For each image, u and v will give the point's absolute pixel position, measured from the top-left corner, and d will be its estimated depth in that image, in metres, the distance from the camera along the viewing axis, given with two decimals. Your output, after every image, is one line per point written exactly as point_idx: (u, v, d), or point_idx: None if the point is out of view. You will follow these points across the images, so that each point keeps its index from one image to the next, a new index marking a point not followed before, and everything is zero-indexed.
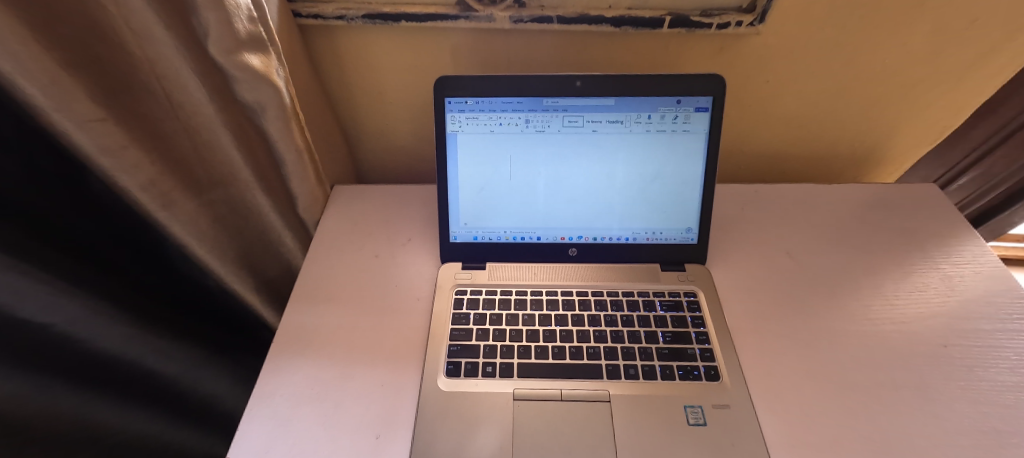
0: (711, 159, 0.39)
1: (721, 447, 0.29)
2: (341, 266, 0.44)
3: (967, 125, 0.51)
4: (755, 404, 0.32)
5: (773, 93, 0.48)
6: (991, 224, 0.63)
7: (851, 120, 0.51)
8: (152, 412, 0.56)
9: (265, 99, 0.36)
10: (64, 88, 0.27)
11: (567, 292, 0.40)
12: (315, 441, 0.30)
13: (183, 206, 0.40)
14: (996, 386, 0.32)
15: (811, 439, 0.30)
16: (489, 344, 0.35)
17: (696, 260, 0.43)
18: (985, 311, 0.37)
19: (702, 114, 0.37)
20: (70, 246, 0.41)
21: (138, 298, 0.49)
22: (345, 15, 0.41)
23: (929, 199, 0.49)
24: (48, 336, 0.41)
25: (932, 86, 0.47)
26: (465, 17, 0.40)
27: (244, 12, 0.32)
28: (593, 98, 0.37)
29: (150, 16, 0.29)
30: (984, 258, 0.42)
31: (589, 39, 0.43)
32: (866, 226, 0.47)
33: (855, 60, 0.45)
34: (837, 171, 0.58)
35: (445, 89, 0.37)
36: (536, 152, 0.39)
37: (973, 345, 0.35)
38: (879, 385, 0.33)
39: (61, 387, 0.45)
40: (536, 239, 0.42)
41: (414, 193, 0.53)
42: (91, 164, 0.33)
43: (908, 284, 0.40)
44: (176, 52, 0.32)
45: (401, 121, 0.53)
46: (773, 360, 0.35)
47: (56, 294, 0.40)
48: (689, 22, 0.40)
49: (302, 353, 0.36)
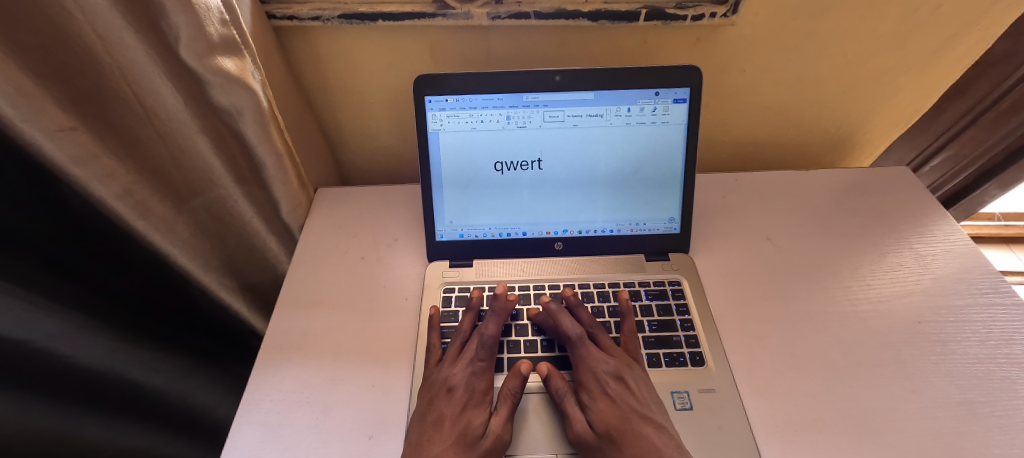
0: (690, 149, 0.39)
1: (708, 431, 0.30)
2: (327, 268, 0.44)
3: (936, 109, 0.52)
4: (740, 387, 0.33)
5: (750, 83, 0.49)
6: (962, 204, 0.65)
7: (825, 107, 0.52)
8: (141, 426, 0.55)
9: (242, 102, 0.35)
10: (32, 99, 0.27)
11: (554, 285, 0.40)
12: (306, 445, 0.30)
13: (161, 214, 0.40)
14: (968, 359, 0.33)
15: (795, 419, 0.30)
16: None
17: (680, 249, 0.43)
18: (956, 288, 0.39)
19: (680, 105, 0.38)
20: (46, 261, 0.40)
21: (119, 309, 0.48)
22: (321, 16, 0.40)
23: (904, 181, 0.50)
24: (27, 353, 0.40)
25: (901, 71, 0.48)
26: (443, 15, 0.40)
27: (215, 15, 0.31)
28: (572, 92, 0.37)
29: (117, 21, 0.28)
30: (955, 237, 0.43)
31: (568, 33, 0.44)
32: (844, 209, 0.48)
33: (827, 47, 0.45)
34: (814, 158, 0.59)
35: (425, 87, 0.37)
36: (519, 148, 0.39)
37: (946, 321, 0.36)
38: (857, 363, 0.34)
39: (45, 404, 0.44)
40: (523, 235, 0.43)
41: (398, 193, 0.52)
42: (62, 174, 0.32)
43: (883, 264, 0.42)
44: (147, 59, 0.32)
45: (383, 122, 0.53)
46: (755, 344, 0.36)
47: (34, 309, 0.39)
48: (664, 14, 0.40)
49: (289, 359, 0.36)
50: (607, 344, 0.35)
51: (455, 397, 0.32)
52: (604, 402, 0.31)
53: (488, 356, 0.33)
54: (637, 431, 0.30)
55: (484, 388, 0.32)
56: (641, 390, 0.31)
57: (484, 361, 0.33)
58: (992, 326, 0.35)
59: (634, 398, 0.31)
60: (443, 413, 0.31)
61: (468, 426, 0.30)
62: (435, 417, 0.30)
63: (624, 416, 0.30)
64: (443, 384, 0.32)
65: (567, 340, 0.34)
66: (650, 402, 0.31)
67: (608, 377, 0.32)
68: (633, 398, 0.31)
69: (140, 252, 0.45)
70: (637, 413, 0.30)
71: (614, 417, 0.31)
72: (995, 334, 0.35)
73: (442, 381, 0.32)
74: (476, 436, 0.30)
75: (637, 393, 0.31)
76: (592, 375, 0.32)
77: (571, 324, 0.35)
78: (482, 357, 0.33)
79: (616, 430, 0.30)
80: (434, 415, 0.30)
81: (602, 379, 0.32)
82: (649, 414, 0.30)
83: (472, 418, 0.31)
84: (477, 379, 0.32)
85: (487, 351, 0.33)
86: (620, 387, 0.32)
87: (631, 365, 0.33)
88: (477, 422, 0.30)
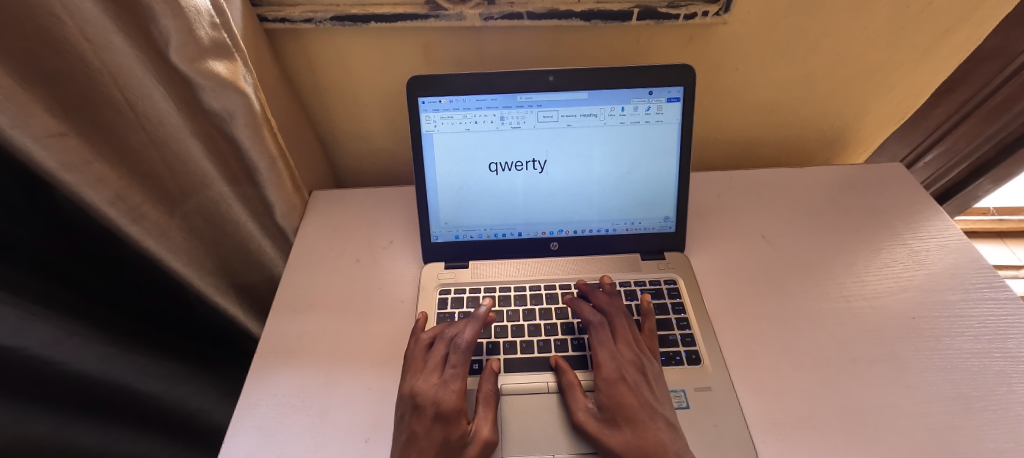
0: (683, 148, 0.39)
1: (704, 429, 0.30)
2: (322, 271, 0.43)
3: (928, 105, 0.53)
4: (736, 385, 0.33)
5: (743, 81, 0.49)
6: (956, 199, 0.65)
7: (818, 105, 0.53)
8: (136, 432, 0.55)
9: (234, 106, 0.35)
10: (21, 104, 0.26)
11: (550, 286, 0.40)
12: (303, 449, 0.30)
13: (154, 219, 0.39)
14: (962, 354, 0.33)
15: (791, 416, 0.31)
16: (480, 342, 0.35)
17: (675, 248, 0.43)
18: (951, 283, 0.39)
19: (674, 104, 0.38)
20: (40, 267, 0.39)
21: (113, 314, 0.48)
22: (313, 18, 0.40)
23: (897, 177, 0.51)
24: (20, 360, 0.40)
25: (893, 68, 0.48)
26: (435, 16, 0.40)
27: (205, 18, 0.31)
28: (566, 92, 0.37)
29: (107, 26, 0.28)
30: (948, 232, 0.43)
31: (561, 33, 0.44)
32: (838, 207, 0.48)
33: (819, 45, 0.46)
34: (809, 155, 0.60)
35: (418, 89, 0.37)
36: (513, 148, 0.39)
37: (940, 315, 0.36)
38: (853, 359, 0.34)
39: (39, 411, 0.43)
40: (518, 235, 0.43)
41: (393, 194, 0.52)
42: (53, 180, 0.32)
43: (878, 260, 0.42)
44: (138, 63, 0.31)
45: (377, 124, 0.52)
46: (751, 342, 0.36)
47: (27, 316, 0.38)
48: (656, 14, 0.40)
49: (284, 363, 0.35)
50: (635, 336, 0.35)
51: (424, 412, 0.30)
52: (619, 387, 0.31)
53: (461, 362, 0.32)
54: (647, 422, 0.29)
55: (456, 397, 0.31)
56: (657, 386, 0.31)
57: (455, 368, 0.32)
58: (985, 321, 0.36)
59: (650, 391, 0.31)
60: (415, 431, 0.29)
61: (446, 438, 0.29)
62: (408, 435, 0.29)
63: (637, 405, 0.30)
64: (410, 399, 0.30)
65: (588, 326, 0.35)
66: (664, 401, 0.30)
67: (629, 367, 0.32)
68: (648, 391, 0.31)
69: (135, 257, 0.45)
70: (650, 405, 0.30)
71: (627, 405, 0.30)
72: (988, 329, 0.35)
73: (409, 396, 0.31)
74: (460, 444, 0.29)
75: (653, 387, 0.31)
76: (612, 359, 0.32)
77: (593, 311, 0.36)
78: (454, 364, 0.32)
79: (626, 416, 0.29)
80: (407, 433, 0.29)
81: (621, 366, 0.32)
82: (661, 409, 0.30)
83: (447, 431, 0.29)
84: (447, 389, 0.31)
85: (460, 356, 0.33)
86: (637, 376, 0.31)
87: (651, 361, 0.33)
88: (455, 433, 0.29)
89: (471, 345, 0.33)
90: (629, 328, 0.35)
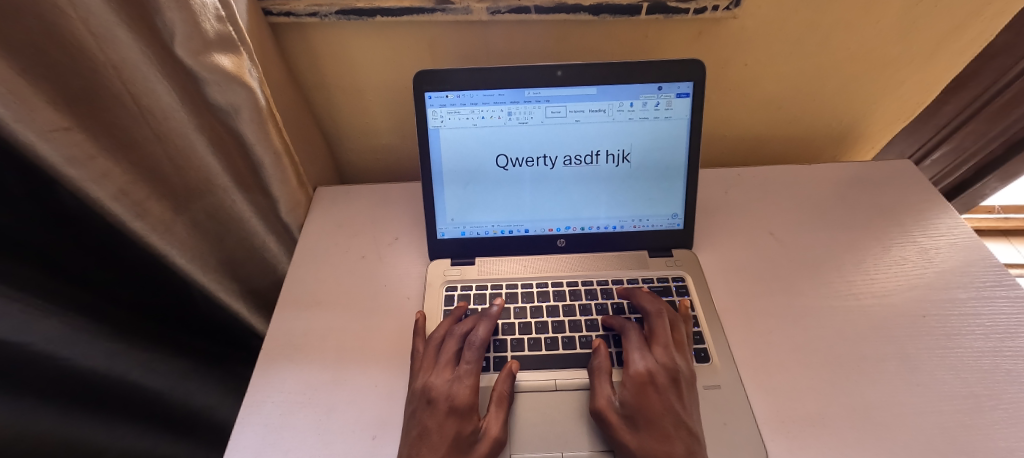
0: (693, 143, 0.39)
1: (715, 428, 0.30)
2: (328, 267, 0.43)
3: (938, 102, 0.52)
4: (745, 384, 0.32)
5: (752, 78, 0.49)
6: (965, 197, 0.65)
7: (827, 101, 0.52)
8: (142, 430, 0.54)
9: (239, 100, 0.35)
10: (23, 97, 0.26)
11: (558, 283, 0.40)
12: (309, 448, 0.29)
13: (159, 214, 0.39)
14: (973, 352, 0.33)
15: (800, 414, 0.30)
16: (504, 349, 0.35)
17: (683, 245, 0.43)
18: (960, 281, 0.38)
19: (683, 99, 0.38)
20: (44, 263, 0.39)
21: (118, 309, 0.48)
22: (318, 12, 0.40)
23: (905, 174, 0.50)
24: (27, 357, 0.40)
25: (903, 64, 0.48)
26: (442, 10, 0.40)
27: (210, 11, 0.30)
28: (574, 87, 0.37)
29: (112, 19, 0.28)
30: (958, 230, 0.43)
31: (568, 28, 0.43)
32: (846, 204, 0.48)
33: (829, 40, 0.45)
34: (816, 151, 0.59)
35: (425, 84, 0.36)
36: (521, 143, 0.39)
37: (951, 314, 0.36)
38: (863, 357, 0.34)
39: (46, 408, 0.43)
40: (525, 232, 0.42)
41: (398, 191, 0.52)
42: (57, 175, 0.31)
43: (888, 258, 0.41)
44: (142, 56, 0.31)
45: (382, 120, 0.52)
46: (760, 339, 0.36)
47: (32, 312, 0.38)
48: (666, 8, 0.40)
49: (290, 361, 0.35)
50: (672, 338, 0.34)
51: (437, 407, 0.30)
52: (648, 390, 0.30)
53: (474, 358, 0.33)
54: (665, 427, 0.28)
55: (469, 392, 0.31)
56: (688, 393, 0.30)
57: (469, 364, 0.32)
58: (998, 319, 0.35)
59: (679, 397, 0.30)
60: (427, 426, 0.29)
61: (459, 433, 0.28)
62: (419, 430, 0.29)
63: (663, 410, 0.29)
64: (423, 394, 0.31)
65: (620, 331, 0.35)
66: (692, 411, 0.29)
67: (661, 369, 0.31)
68: (675, 397, 0.30)
69: (139, 253, 0.45)
70: (675, 411, 0.29)
71: (652, 408, 0.29)
72: (1000, 327, 0.35)
73: (421, 391, 0.31)
74: (470, 440, 0.28)
75: (681, 393, 0.30)
76: (643, 361, 0.32)
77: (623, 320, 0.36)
78: (468, 360, 0.32)
79: (648, 420, 0.29)
80: (418, 428, 0.29)
81: (653, 368, 0.31)
82: (686, 419, 0.29)
83: (460, 426, 0.29)
84: (460, 384, 0.31)
85: (474, 353, 0.33)
86: (668, 381, 0.30)
87: (687, 367, 0.32)
88: (467, 428, 0.29)
89: (485, 343, 0.34)
90: (668, 330, 0.34)
